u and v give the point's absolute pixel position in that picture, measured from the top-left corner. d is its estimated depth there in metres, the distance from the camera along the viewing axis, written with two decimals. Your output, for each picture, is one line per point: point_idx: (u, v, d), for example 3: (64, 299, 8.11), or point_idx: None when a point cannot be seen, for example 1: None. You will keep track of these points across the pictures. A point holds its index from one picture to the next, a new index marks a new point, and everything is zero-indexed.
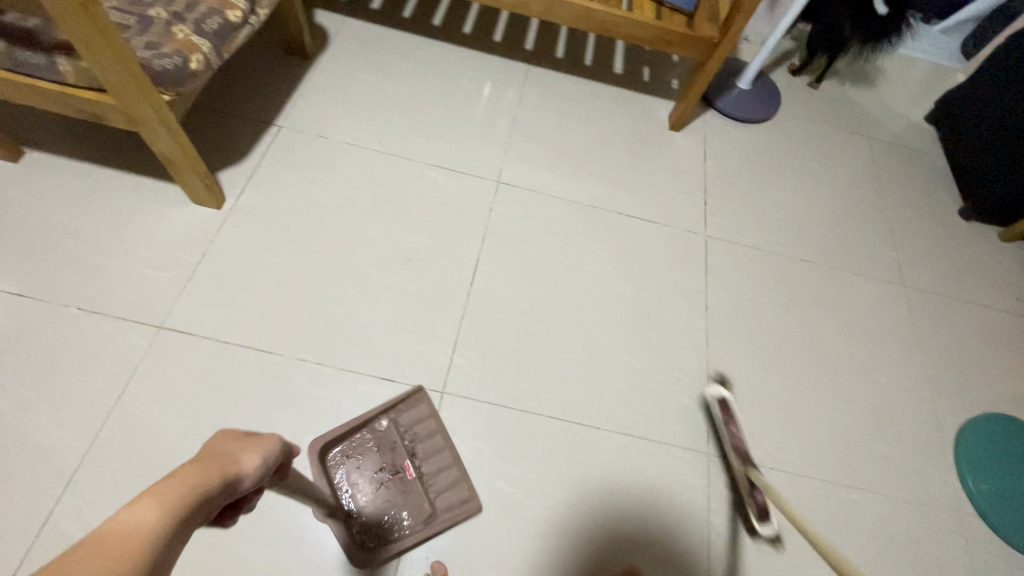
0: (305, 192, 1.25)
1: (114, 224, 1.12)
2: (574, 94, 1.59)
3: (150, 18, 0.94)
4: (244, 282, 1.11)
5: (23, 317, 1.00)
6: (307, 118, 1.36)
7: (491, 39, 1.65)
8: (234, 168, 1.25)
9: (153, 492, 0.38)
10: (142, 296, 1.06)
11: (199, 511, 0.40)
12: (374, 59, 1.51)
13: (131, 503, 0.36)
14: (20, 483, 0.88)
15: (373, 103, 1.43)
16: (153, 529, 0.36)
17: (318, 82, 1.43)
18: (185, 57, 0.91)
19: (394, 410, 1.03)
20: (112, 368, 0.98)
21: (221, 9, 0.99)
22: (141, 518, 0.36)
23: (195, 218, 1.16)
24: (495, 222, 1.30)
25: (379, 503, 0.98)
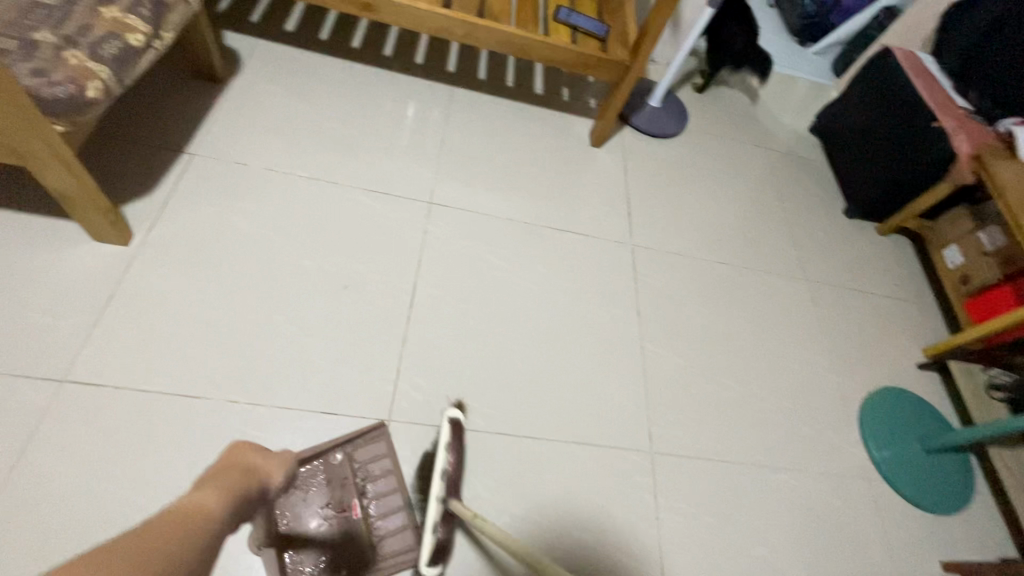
0: (226, 221, 1.18)
1: (0, 270, 1.00)
2: (499, 113, 1.63)
3: (36, 42, 0.86)
4: (161, 323, 1.03)
5: None
6: (222, 144, 1.29)
7: (413, 61, 1.65)
8: (142, 200, 1.16)
9: (210, 489, 0.58)
10: (40, 347, 0.95)
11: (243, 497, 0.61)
12: (292, 82, 1.47)
13: (204, 490, 0.56)
14: None
15: (294, 127, 1.39)
16: (217, 506, 0.56)
17: (232, 106, 1.36)
18: (79, 85, 0.84)
19: (352, 444, 1.01)
20: (7, 432, 0.88)
21: (119, 34, 0.92)
22: (206, 502, 0.54)
23: (100, 256, 1.07)
24: (430, 242, 1.30)
25: (319, 542, 0.93)
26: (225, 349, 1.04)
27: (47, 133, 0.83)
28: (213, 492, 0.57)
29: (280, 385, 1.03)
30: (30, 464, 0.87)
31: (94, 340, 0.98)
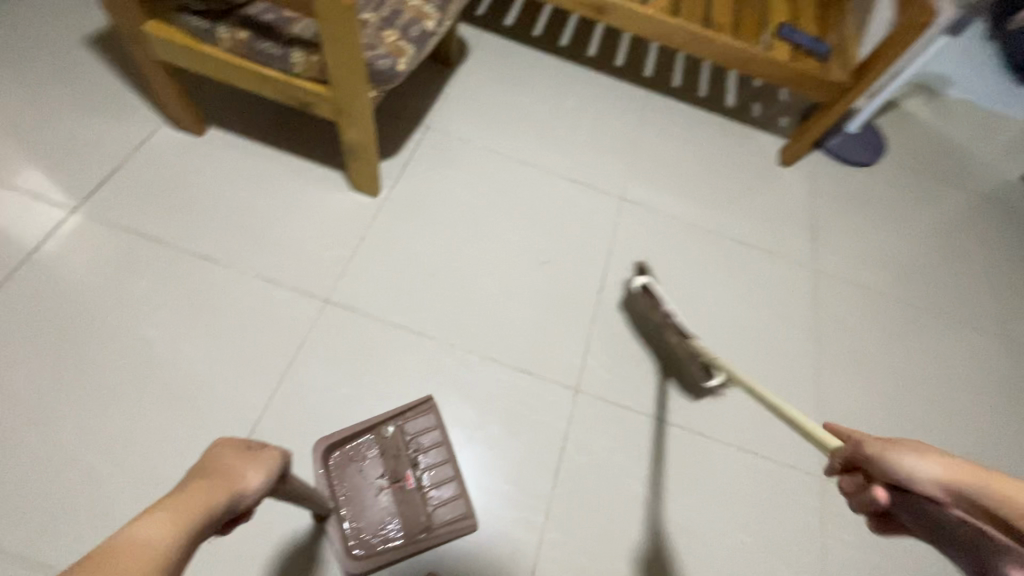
0: (450, 189, 1.34)
1: (285, 203, 1.22)
2: (690, 122, 1.67)
3: (364, 23, 1.04)
4: (398, 268, 1.19)
5: (211, 278, 1.10)
6: (450, 121, 1.46)
7: (613, 63, 1.72)
8: (388, 161, 1.34)
9: (168, 504, 0.50)
10: (312, 270, 1.15)
11: (210, 519, 0.52)
12: (508, 73, 1.61)
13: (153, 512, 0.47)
14: (210, 425, 0.98)
15: (508, 114, 1.52)
16: (171, 532, 0.47)
17: (459, 89, 1.53)
18: (394, 60, 1.00)
19: (403, 416, 1.03)
20: (287, 333, 1.08)
21: (420, 19, 1.08)
22: (161, 529, 0.46)
23: (356, 203, 1.26)
24: (621, 235, 1.37)
25: (375, 511, 0.98)
26: (445, 301, 1.18)
27: (362, 98, 1.00)
28: (166, 513, 0.49)
29: (486, 340, 1.16)
30: (299, 363, 1.06)
31: (348, 272, 1.17)
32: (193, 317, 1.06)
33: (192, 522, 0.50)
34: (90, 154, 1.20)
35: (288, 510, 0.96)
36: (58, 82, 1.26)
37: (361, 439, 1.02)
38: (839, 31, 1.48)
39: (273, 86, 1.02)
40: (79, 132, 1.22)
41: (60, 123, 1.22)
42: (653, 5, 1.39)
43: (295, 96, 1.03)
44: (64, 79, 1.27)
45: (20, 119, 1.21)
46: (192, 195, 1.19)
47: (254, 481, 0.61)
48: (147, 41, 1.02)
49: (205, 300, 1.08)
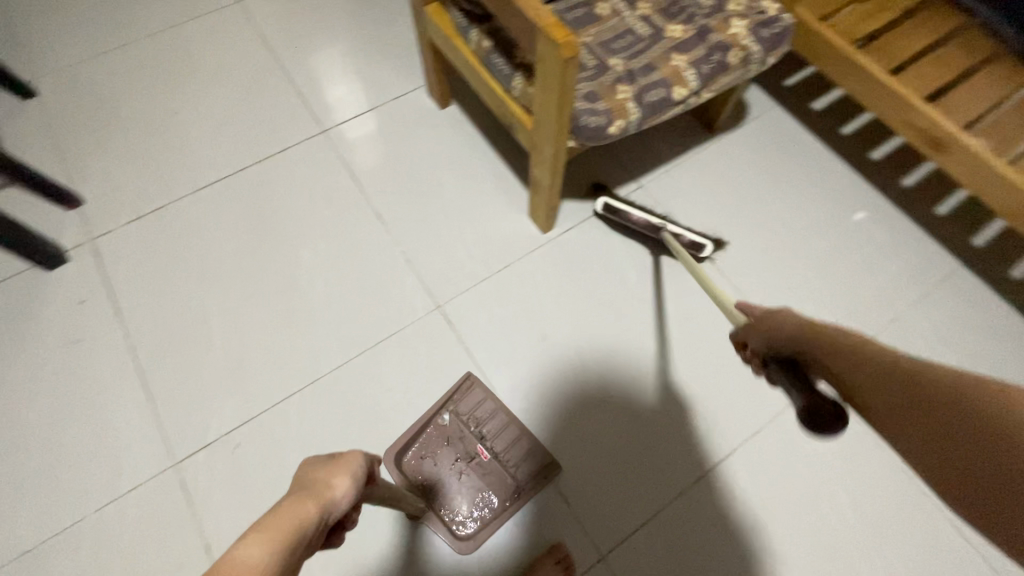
0: (620, 262, 1.18)
1: (464, 202, 1.24)
2: (1000, 335, 1.13)
3: (607, 68, 0.94)
4: (518, 314, 1.13)
5: (370, 236, 1.20)
6: (669, 190, 1.27)
7: (932, 206, 1.26)
8: (577, 203, 1.24)
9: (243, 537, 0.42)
10: (444, 272, 1.16)
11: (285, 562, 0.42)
12: (773, 165, 1.31)
13: (240, 540, 0.41)
14: (294, 357, 1.09)
15: (741, 211, 1.26)
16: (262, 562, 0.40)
17: (704, 159, 1.31)
18: (609, 119, 0.89)
19: (453, 402, 1.05)
20: (390, 316, 1.12)
21: (670, 82, 0.93)
22: (252, 554, 0.40)
23: (522, 230, 1.21)
24: (781, 423, 1.05)
25: (466, 493, 1.01)
26: (538, 372, 1.09)
27: (559, 143, 0.91)
28: (255, 537, 0.42)
29: (552, 442, 1.04)
30: (382, 348, 1.10)
31: (472, 292, 1.15)
32: (338, 261, 1.18)
33: (275, 552, 0.42)
34: (360, 92, 1.40)
35: None
36: (375, 26, 1.48)
37: (421, 437, 1.04)
38: None
39: (492, 98, 1.00)
40: (364, 71, 1.42)
41: (358, 59, 1.44)
42: None
43: (505, 114, 0.99)
44: (381, 26, 1.48)
45: (336, 47, 1.46)
46: (403, 159, 1.30)
47: (341, 487, 0.54)
48: (424, 20, 1.10)
49: (354, 252, 1.18)
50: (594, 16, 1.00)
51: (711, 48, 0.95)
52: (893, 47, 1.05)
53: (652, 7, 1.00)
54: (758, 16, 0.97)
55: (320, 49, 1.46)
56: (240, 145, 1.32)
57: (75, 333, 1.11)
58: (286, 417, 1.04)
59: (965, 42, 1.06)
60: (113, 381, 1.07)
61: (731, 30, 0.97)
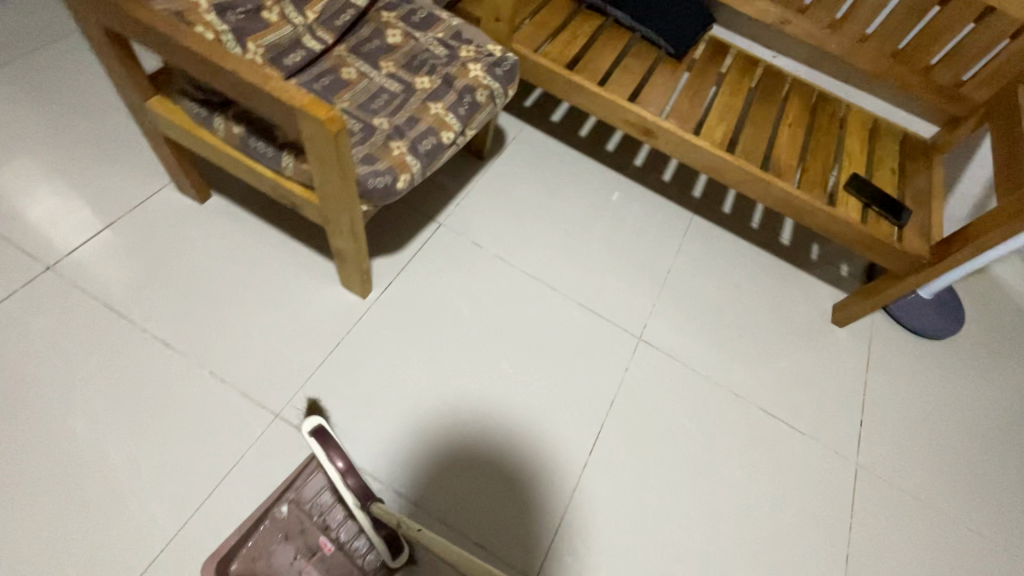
0: (447, 299, 1.22)
1: (265, 293, 1.13)
2: (735, 255, 1.49)
3: (374, 128, 0.96)
4: (368, 387, 1.08)
5: (161, 367, 1.01)
6: (467, 220, 1.35)
7: (660, 176, 1.59)
8: (387, 259, 1.24)
9: None
10: (269, 375, 1.04)
11: None
12: (542, 173, 1.50)
13: None
14: (109, 550, 0.86)
15: (532, 219, 1.40)
16: None
17: (485, 185, 1.43)
18: (394, 176, 0.90)
19: (294, 488, 0.94)
20: (222, 448, 0.96)
21: (436, 129, 0.99)
22: None
23: (341, 302, 1.15)
24: (628, 385, 1.22)
25: None
26: (409, 435, 1.06)
27: (353, 212, 0.90)
28: None
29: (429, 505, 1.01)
30: (228, 486, 0.93)
31: (311, 384, 1.05)
32: (126, 411, 0.96)
33: None
34: (89, 208, 1.16)
35: None
36: (82, 129, 1.25)
37: (255, 538, 0.90)
38: (921, 191, 1.29)
39: (263, 182, 0.94)
40: (84, 183, 1.19)
41: (73, 171, 1.20)
42: (708, 134, 1.25)
43: (283, 194, 0.94)
44: (89, 127, 1.26)
45: (33, 161, 1.19)
46: (174, 268, 1.12)
47: None
48: (149, 115, 0.97)
49: (146, 393, 0.98)
50: (342, 81, 1.01)
51: (460, 91, 1.05)
52: (594, 64, 1.30)
53: (395, 64, 1.06)
54: (489, 58, 1.10)
55: (11, 171, 1.17)
56: None
57: None
58: None
59: (636, 51, 1.37)
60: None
61: (471, 74, 1.07)
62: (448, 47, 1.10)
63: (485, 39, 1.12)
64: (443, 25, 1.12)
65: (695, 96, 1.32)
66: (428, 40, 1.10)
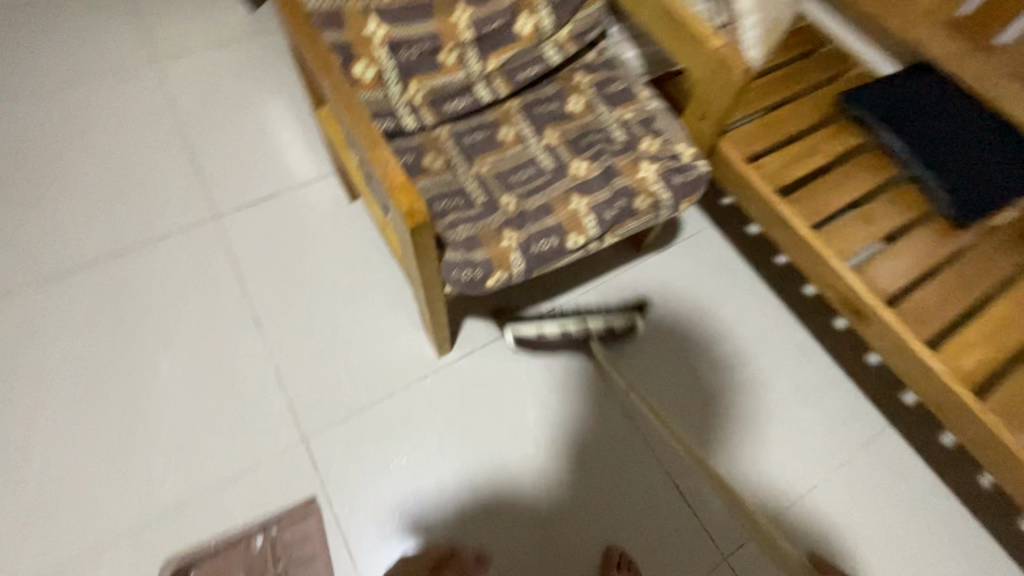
0: (521, 397, 1.07)
1: (357, 310, 1.11)
2: (923, 511, 1.04)
3: (497, 206, 0.84)
4: (397, 454, 1.00)
5: (242, 345, 1.06)
6: (588, 314, 1.15)
7: (866, 356, 1.15)
8: (484, 324, 1.12)
9: None
10: (319, 397, 1.03)
11: None
12: (701, 292, 1.19)
13: None
14: (125, 494, 0.93)
15: (660, 341, 1.14)
16: None
17: (630, 279, 1.19)
18: (488, 271, 0.77)
19: (278, 524, 0.92)
20: (247, 448, 0.97)
21: (565, 228, 0.82)
22: None
23: (417, 351, 1.09)
24: None
25: None
26: (410, 526, 0.95)
27: (433, 291, 0.80)
28: None
29: None
30: (231, 488, 0.94)
31: (346, 424, 1.01)
32: (197, 372, 1.02)
33: None
34: (261, 166, 1.24)
35: None
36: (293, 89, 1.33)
37: (222, 554, 0.90)
38: None
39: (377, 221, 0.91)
40: (272, 141, 1.27)
41: (270, 128, 1.29)
42: (952, 353, 0.86)
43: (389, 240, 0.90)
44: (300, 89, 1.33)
45: (246, 106, 1.30)
46: (298, 252, 1.16)
47: None
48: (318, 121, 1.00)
49: (220, 363, 1.04)
50: (495, 141, 0.91)
51: (616, 191, 0.87)
52: (821, 196, 0.98)
53: (559, 136, 0.92)
54: (671, 161, 0.89)
55: (227, 111, 1.29)
56: (114, 222, 1.15)
57: None
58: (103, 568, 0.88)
59: (900, 194, 0.98)
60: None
61: (639, 173, 0.88)
62: (631, 134, 0.92)
63: (678, 135, 0.91)
64: (636, 105, 0.94)
65: (962, 287, 0.91)
66: (611, 118, 0.94)
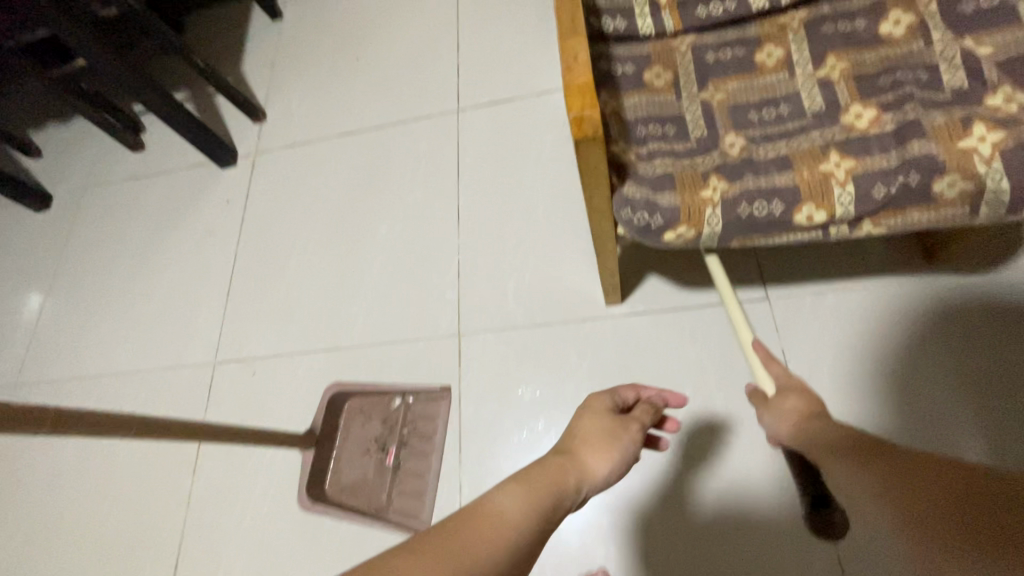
0: (681, 382, 0.91)
1: (546, 233, 1.08)
2: None
3: (716, 145, 0.66)
4: (532, 382, 0.97)
5: (441, 232, 1.14)
6: (810, 320, 0.89)
7: None
8: (669, 288, 0.97)
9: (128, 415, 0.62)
10: (484, 301, 1.05)
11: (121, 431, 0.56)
12: (1016, 392, 0.79)
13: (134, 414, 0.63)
14: (325, 321, 1.13)
15: (907, 415, 0.81)
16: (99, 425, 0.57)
17: (890, 298, 0.87)
18: (669, 221, 0.62)
19: (415, 395, 1.01)
20: (416, 322, 1.07)
21: (800, 194, 0.59)
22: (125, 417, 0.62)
23: (589, 292, 1.01)
24: None
25: (353, 465, 1.00)
26: (518, 454, 0.94)
27: (600, 226, 0.68)
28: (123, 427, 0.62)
29: None
30: (393, 349, 1.06)
31: (498, 335, 1.02)
32: (402, 246, 1.15)
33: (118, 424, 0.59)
34: (509, 71, 1.25)
35: (280, 417, 1.06)
36: None
37: (369, 398, 1.03)
38: None
39: None
40: (527, 49, 1.26)
41: (530, 36, 1.28)
42: None
43: None
44: None
45: (517, 13, 1.32)
46: (513, 161, 1.16)
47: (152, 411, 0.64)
48: None
49: (422, 242, 1.14)
50: (748, 64, 0.70)
51: (907, 160, 0.57)
52: None
53: (846, 69, 0.66)
54: None
55: (498, 15, 1.32)
56: (384, 101, 1.32)
57: (208, 226, 1.30)
58: (296, 370, 1.10)
59: None
60: (210, 280, 1.24)
61: (965, 139, 0.56)
62: (975, 78, 0.60)
63: None
64: (1004, 37, 0.61)
65: None
66: (947, 52, 0.62)
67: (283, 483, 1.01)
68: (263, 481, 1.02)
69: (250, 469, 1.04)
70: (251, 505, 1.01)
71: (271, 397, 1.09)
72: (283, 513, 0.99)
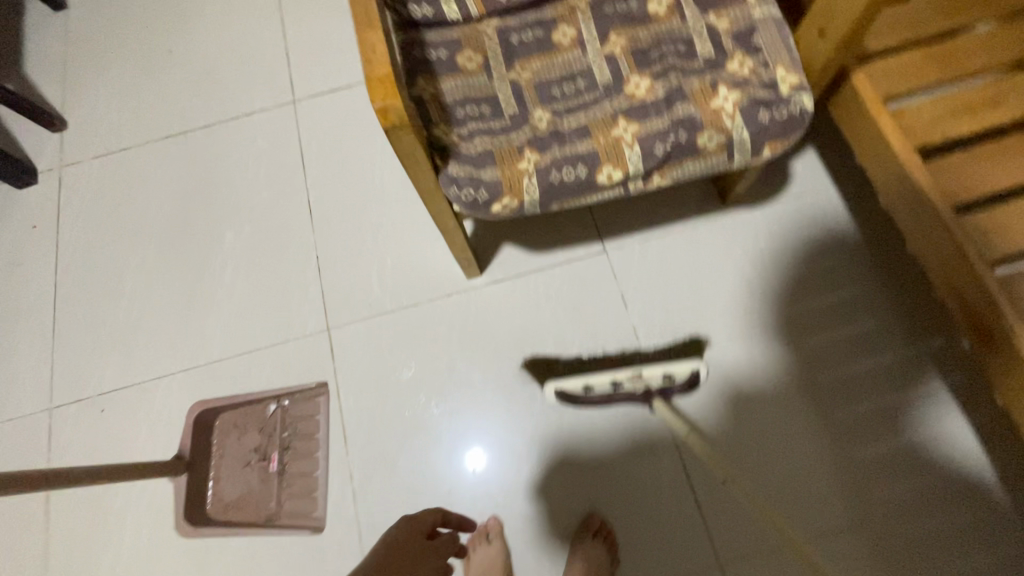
0: (540, 337, 1.01)
1: (400, 218, 1.10)
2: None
3: (528, 120, 0.73)
4: (406, 363, 1.01)
5: (292, 229, 1.11)
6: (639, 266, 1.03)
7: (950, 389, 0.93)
8: (521, 254, 1.05)
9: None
10: (348, 292, 1.06)
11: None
12: (776, 311, 0.99)
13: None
14: (178, 339, 1.05)
15: (743, 377, 0.97)
16: None
17: (696, 236, 1.03)
18: (493, 194, 0.68)
19: (290, 398, 1.00)
20: (279, 325, 1.05)
21: (599, 157, 0.68)
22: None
23: (448, 268, 1.06)
24: None
25: (233, 480, 0.97)
26: (401, 431, 0.98)
27: (438, 204, 0.73)
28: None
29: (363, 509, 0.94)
30: (260, 356, 1.03)
31: (367, 324, 1.03)
32: (252, 248, 1.10)
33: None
34: (341, 58, 1.23)
35: (141, 447, 0.99)
36: None
37: (240, 410, 1.00)
38: None
39: None
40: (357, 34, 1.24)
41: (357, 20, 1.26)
42: None
43: None
44: None
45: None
46: (358, 150, 1.15)
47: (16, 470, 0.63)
48: None
49: (273, 242, 1.10)
50: (547, 44, 0.77)
51: (676, 120, 0.68)
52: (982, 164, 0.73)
53: (626, 44, 0.76)
54: (762, 91, 0.68)
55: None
56: (208, 96, 1.23)
57: (13, 254, 1.13)
58: (151, 396, 1.02)
59: None
60: (28, 316, 1.09)
61: (715, 100, 0.69)
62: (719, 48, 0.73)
63: (783, 54, 0.70)
64: (737, 12, 0.74)
65: None
66: (699, 27, 0.75)
67: (155, 515, 0.95)
68: (130, 516, 0.95)
69: (112, 509, 0.96)
70: (120, 546, 0.94)
71: (125, 430, 1.00)
72: (160, 544, 0.94)
